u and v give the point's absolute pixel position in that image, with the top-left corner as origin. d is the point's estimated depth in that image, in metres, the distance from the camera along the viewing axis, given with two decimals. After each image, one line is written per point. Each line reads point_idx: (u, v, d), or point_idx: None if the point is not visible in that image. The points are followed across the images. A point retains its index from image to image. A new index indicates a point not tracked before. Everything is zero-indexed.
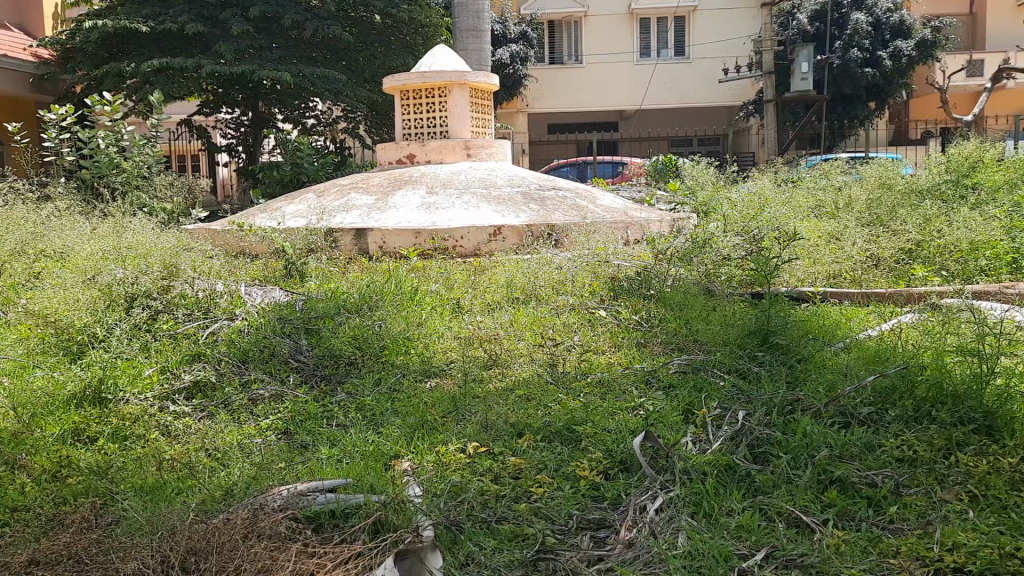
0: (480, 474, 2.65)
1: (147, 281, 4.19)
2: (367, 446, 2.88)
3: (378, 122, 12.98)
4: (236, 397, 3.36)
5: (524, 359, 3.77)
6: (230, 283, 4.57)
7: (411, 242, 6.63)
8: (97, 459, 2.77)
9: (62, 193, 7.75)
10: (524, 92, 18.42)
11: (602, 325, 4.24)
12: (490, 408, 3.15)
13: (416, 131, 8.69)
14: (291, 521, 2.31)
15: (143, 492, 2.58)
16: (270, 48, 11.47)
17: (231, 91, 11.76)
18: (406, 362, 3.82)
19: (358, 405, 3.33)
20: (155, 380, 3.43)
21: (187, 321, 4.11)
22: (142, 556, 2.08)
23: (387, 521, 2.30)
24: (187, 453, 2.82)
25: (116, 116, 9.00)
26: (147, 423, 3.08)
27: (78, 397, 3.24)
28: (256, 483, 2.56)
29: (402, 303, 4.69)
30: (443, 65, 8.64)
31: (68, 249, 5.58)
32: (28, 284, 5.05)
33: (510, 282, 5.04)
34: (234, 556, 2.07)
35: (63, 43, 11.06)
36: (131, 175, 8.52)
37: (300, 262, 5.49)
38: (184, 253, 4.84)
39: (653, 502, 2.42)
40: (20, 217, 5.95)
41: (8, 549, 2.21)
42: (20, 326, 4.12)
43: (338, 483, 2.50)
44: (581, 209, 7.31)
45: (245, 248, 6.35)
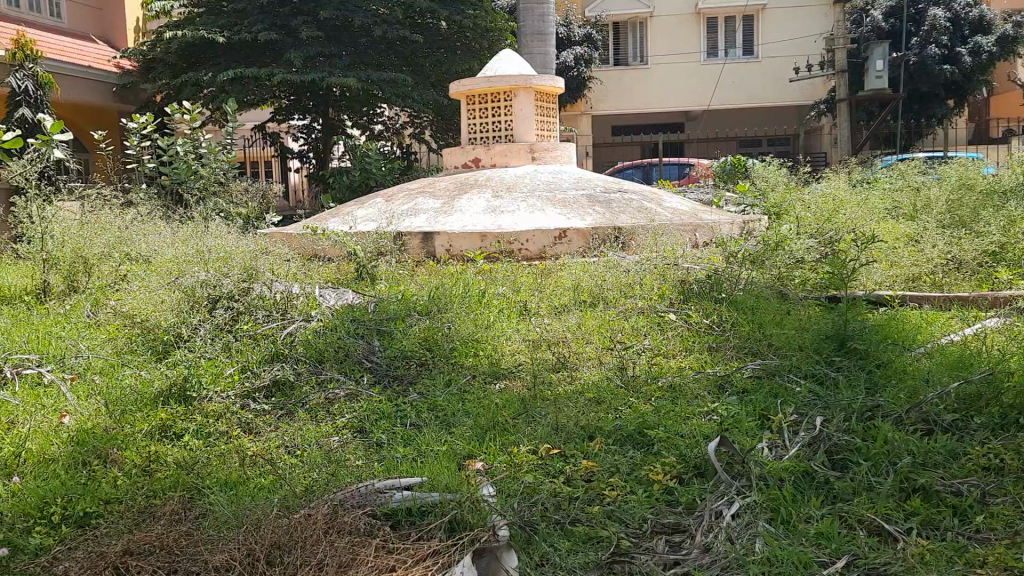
0: (552, 476, 2.66)
1: (229, 283, 4.33)
2: (440, 446, 2.93)
3: (443, 127, 13.12)
4: (313, 397, 3.45)
5: (592, 363, 3.78)
6: (305, 285, 4.71)
7: (477, 245, 6.69)
8: (184, 455, 2.88)
9: (144, 199, 8.09)
10: (588, 94, 18.40)
11: (672, 329, 4.22)
12: (561, 410, 3.16)
13: (481, 135, 8.77)
14: (370, 518, 2.35)
15: (226, 487, 2.69)
16: (340, 55, 11.74)
17: (303, 98, 12.08)
18: (475, 363, 3.86)
19: (430, 405, 3.39)
20: (236, 379, 3.55)
21: (266, 321, 4.24)
22: (229, 549, 2.14)
23: (462, 519, 2.34)
24: (269, 450, 2.92)
25: (194, 124, 9.36)
26: (229, 421, 3.18)
27: (164, 395, 3.37)
28: (335, 480, 2.63)
29: (471, 305, 4.75)
30: (509, 69, 8.70)
31: (152, 253, 5.84)
32: (117, 287, 5.33)
33: (577, 285, 5.05)
34: (317, 550, 2.13)
35: (145, 54, 11.57)
36: (208, 181, 8.84)
37: (370, 265, 5.62)
38: (261, 256, 5.00)
39: (729, 507, 2.41)
40: (108, 221, 6.26)
41: (103, 539, 2.29)
42: (110, 326, 4.35)
43: (413, 481, 2.55)
44: (647, 212, 7.26)
45: (318, 251, 6.50)
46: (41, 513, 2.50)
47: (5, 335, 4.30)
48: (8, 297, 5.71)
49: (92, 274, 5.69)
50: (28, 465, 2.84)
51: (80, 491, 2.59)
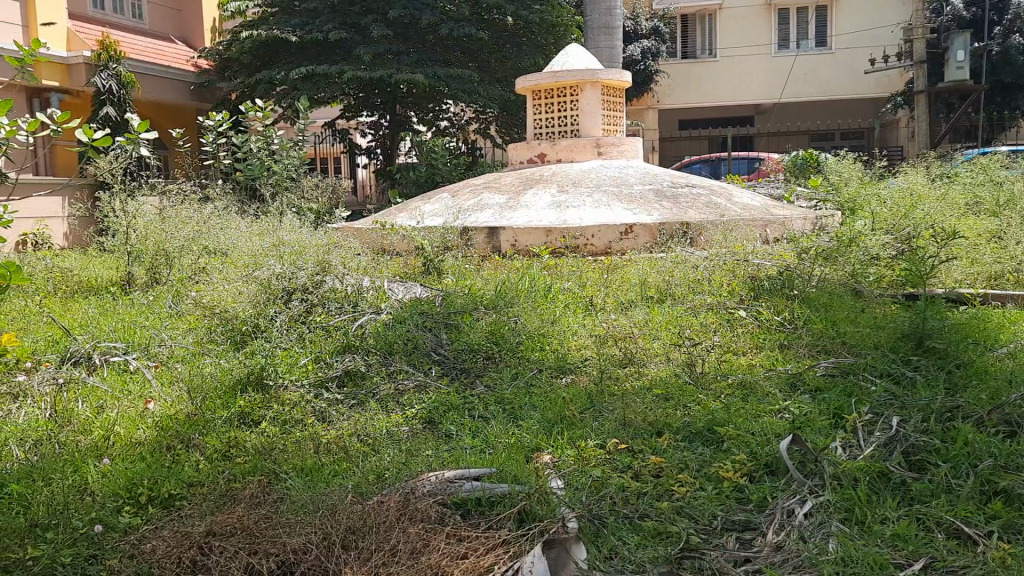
0: (620, 470, 2.67)
1: (304, 275, 4.48)
2: (508, 438, 2.96)
3: (509, 122, 13.17)
4: (383, 387, 3.53)
5: (660, 359, 3.76)
6: (375, 279, 4.80)
7: (543, 240, 6.70)
8: (261, 441, 2.98)
9: (220, 194, 8.35)
10: (654, 88, 18.22)
11: (742, 326, 4.16)
12: (629, 405, 3.16)
13: (547, 130, 8.79)
14: (441, 506, 2.40)
15: (302, 472, 2.77)
16: (407, 52, 11.89)
17: (371, 95, 12.28)
18: (542, 357, 3.88)
19: (496, 398, 3.42)
20: (310, 369, 3.66)
21: (338, 314, 4.35)
22: (306, 533, 2.21)
23: (531, 511, 2.37)
24: (342, 438, 3.00)
25: (267, 121, 9.62)
26: (304, 409, 3.29)
27: (243, 382, 3.50)
28: (406, 469, 2.69)
29: (537, 300, 4.77)
30: (576, 64, 8.69)
31: (229, 246, 6.06)
32: (198, 280, 5.54)
33: (644, 281, 5.03)
34: (390, 537, 2.18)
35: (221, 54, 11.93)
36: (281, 177, 9.08)
37: (437, 259, 5.70)
38: (333, 249, 5.11)
39: (801, 506, 2.38)
40: (187, 215, 6.49)
41: (188, 519, 2.38)
42: (191, 316, 4.53)
43: (482, 472, 2.59)
44: (716, 208, 7.17)
45: (387, 246, 6.62)
46: (129, 493, 2.61)
47: (94, 324, 4.50)
48: (95, 288, 5.97)
49: (173, 267, 5.94)
50: (117, 446, 2.96)
51: (165, 474, 2.70)
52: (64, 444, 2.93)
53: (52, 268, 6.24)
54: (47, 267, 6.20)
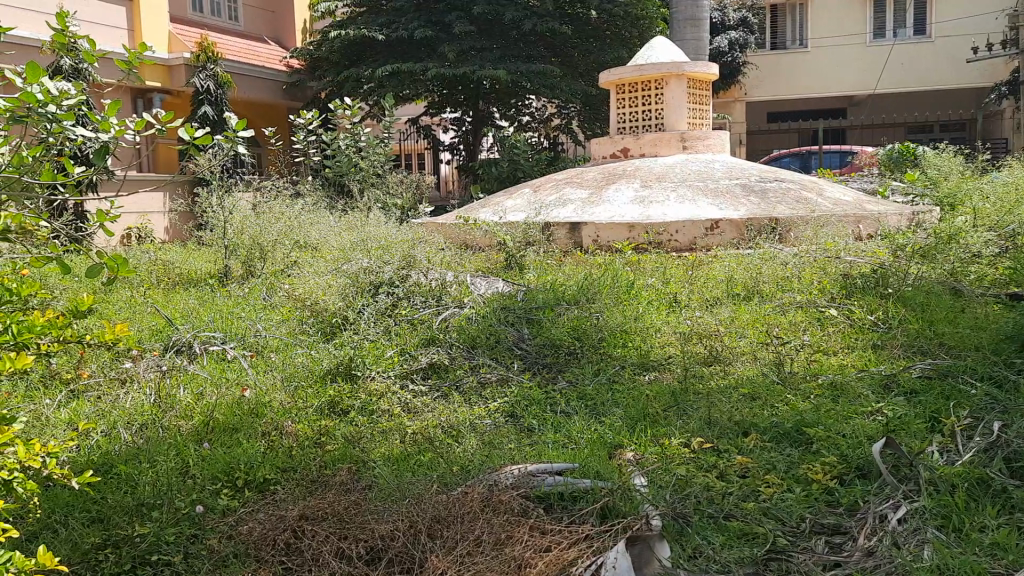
0: (705, 469, 2.64)
1: (390, 270, 4.61)
2: (590, 434, 2.96)
3: (592, 117, 13.12)
4: (467, 380, 3.58)
5: (747, 358, 3.69)
6: (458, 274, 4.86)
7: (626, 236, 6.67)
8: (350, 430, 3.07)
9: (310, 190, 8.61)
10: (742, 81, 17.80)
11: (833, 325, 4.05)
12: (713, 405, 3.13)
13: (631, 124, 8.72)
14: (523, 499, 2.42)
15: (389, 461, 2.84)
16: (491, 48, 11.98)
17: (455, 91, 12.42)
18: (625, 354, 3.87)
19: (578, 394, 3.43)
20: (395, 361, 3.76)
21: (423, 307, 4.44)
22: (393, 520, 2.27)
23: (614, 507, 2.37)
24: (427, 429, 3.07)
25: (355, 119, 9.86)
26: (389, 399, 3.37)
27: (332, 372, 3.62)
28: (489, 461, 2.73)
29: (620, 296, 4.75)
30: (661, 57, 8.58)
31: (319, 240, 6.26)
32: (290, 273, 5.75)
33: (731, 278, 4.94)
34: (475, 527, 2.21)
35: (311, 54, 12.28)
36: (368, 173, 9.31)
37: (519, 255, 5.74)
38: (419, 244, 5.21)
39: (894, 511, 2.31)
40: (279, 211, 6.72)
41: (282, 503, 2.47)
42: (284, 308, 4.71)
43: (565, 467, 2.60)
44: (806, 203, 6.98)
45: (470, 241, 6.70)
46: (227, 476, 2.73)
47: (194, 314, 4.72)
48: (195, 279, 6.24)
49: (267, 261, 6.18)
50: (215, 431, 3.10)
51: (259, 459, 2.82)
52: (168, 428, 3.08)
53: (156, 261, 6.56)
54: (151, 259, 6.51)
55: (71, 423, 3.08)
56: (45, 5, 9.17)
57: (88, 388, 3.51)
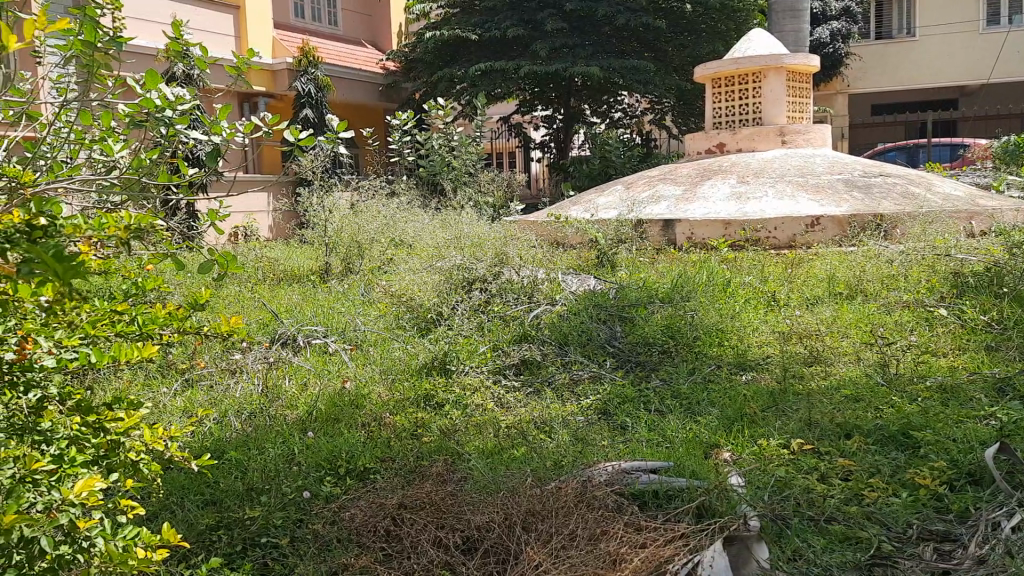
0: (805, 471, 2.58)
1: (484, 267, 4.69)
2: (686, 433, 2.93)
3: (686, 113, 12.99)
4: (559, 377, 3.60)
5: (850, 359, 3.58)
6: (549, 271, 4.87)
7: (721, 233, 6.55)
8: (446, 423, 3.14)
9: (405, 189, 8.80)
10: (844, 72, 17.18)
11: (943, 326, 3.88)
12: (814, 406, 3.05)
13: (727, 119, 8.55)
14: (618, 496, 2.42)
15: (484, 454, 2.89)
16: (583, 45, 11.96)
17: (547, 89, 12.46)
18: (720, 353, 3.81)
19: (673, 392, 3.40)
20: (489, 356, 3.82)
21: (515, 304, 4.47)
22: (489, 512, 2.30)
23: (710, 506, 2.35)
24: (520, 424, 3.11)
25: (449, 118, 10.03)
26: (483, 393, 3.42)
27: (428, 366, 3.73)
28: (583, 458, 2.75)
29: (716, 295, 4.67)
30: (759, 50, 8.38)
31: (415, 239, 6.41)
32: (387, 270, 5.91)
33: (832, 277, 4.79)
34: (569, 521, 2.22)
35: (406, 55, 12.54)
36: (460, 172, 9.46)
37: (611, 252, 5.72)
38: (512, 241, 5.27)
39: (1009, 519, 2.19)
40: (376, 210, 6.91)
41: (382, 492, 2.54)
42: (381, 304, 4.86)
43: (660, 465, 2.59)
44: (914, 198, 6.70)
45: (562, 238, 6.72)
46: (329, 465, 2.84)
47: (298, 309, 4.91)
48: (297, 276, 6.47)
49: (364, 258, 6.37)
50: (318, 420, 3.22)
51: (360, 449, 2.92)
52: (274, 417, 3.22)
53: (262, 257, 6.83)
54: (257, 256, 6.79)
55: (186, 410, 3.25)
56: (161, 15, 9.68)
57: (202, 377, 3.70)
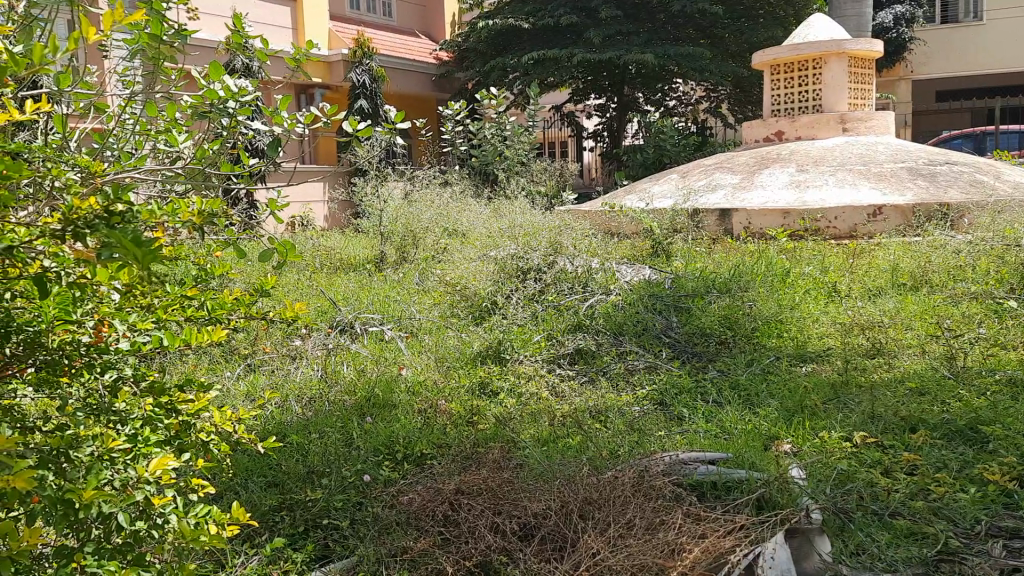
0: (868, 465, 2.54)
1: (538, 256, 4.70)
2: (745, 424, 2.90)
3: (742, 100, 12.88)
4: (614, 366, 3.59)
5: (914, 351, 3.50)
6: (603, 260, 4.84)
7: (780, 222, 6.44)
8: (501, 411, 3.16)
9: (458, 179, 8.85)
10: (907, 58, 16.67)
11: (1013, 318, 3.76)
12: (877, 399, 2.99)
13: (786, 106, 8.39)
14: (676, 486, 2.41)
15: (540, 442, 2.90)
16: (638, 32, 11.84)
17: (600, 77, 12.38)
18: (779, 345, 3.75)
19: (731, 383, 3.36)
20: (543, 345, 3.83)
21: (569, 293, 4.47)
22: (546, 499, 2.30)
23: (771, 498, 2.32)
24: (576, 413, 3.11)
25: (501, 108, 10.04)
26: (539, 382, 3.44)
27: (482, 355, 3.75)
28: (640, 447, 2.74)
29: (775, 285, 4.60)
30: (820, 35, 8.19)
31: (469, 228, 6.44)
32: (441, 259, 5.95)
33: (896, 267, 4.68)
34: (626, 510, 2.22)
35: (460, 45, 12.57)
36: (513, 161, 9.47)
37: (666, 242, 5.67)
38: (566, 231, 5.26)
39: None
40: (431, 200, 6.95)
41: (439, 477, 2.56)
42: (435, 293, 4.90)
43: (717, 456, 2.57)
44: (982, 186, 6.50)
45: (616, 227, 6.68)
46: (387, 450, 2.88)
47: (355, 297, 4.98)
48: (353, 264, 6.55)
49: (419, 247, 6.43)
50: (375, 406, 3.27)
51: (417, 435, 2.95)
52: (333, 402, 3.28)
53: (319, 246, 6.93)
54: (314, 245, 6.89)
55: (249, 394, 3.33)
56: (221, 8, 9.87)
57: (263, 363, 3.78)
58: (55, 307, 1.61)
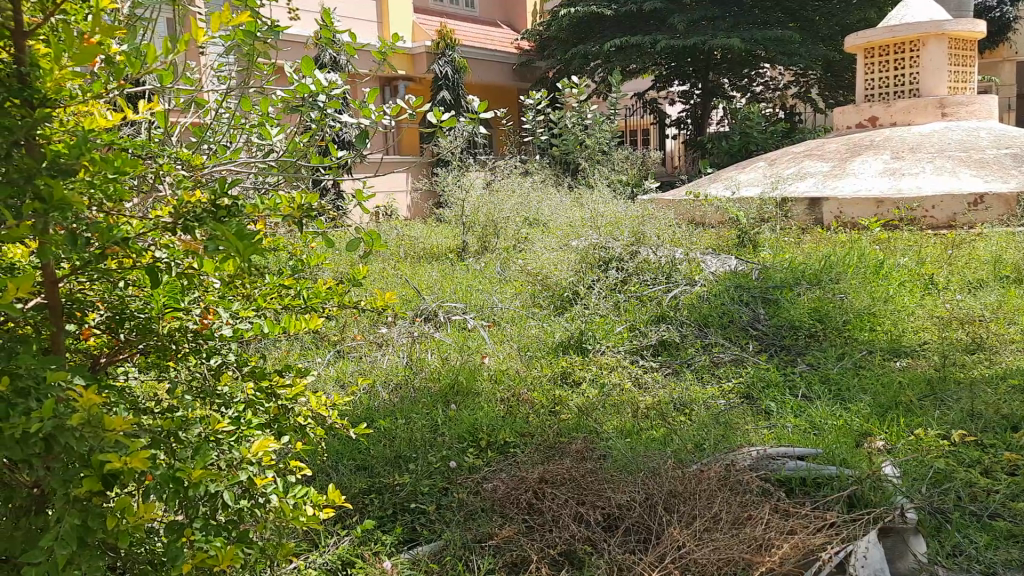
0: (966, 464, 2.45)
1: (620, 246, 4.68)
2: (835, 420, 2.83)
3: (833, 85, 12.47)
4: (699, 358, 3.55)
5: (1018, 347, 3.34)
6: (688, 251, 4.78)
7: (872, 212, 6.23)
8: (584, 401, 3.17)
9: (539, 168, 8.86)
10: (1012, 38, 15.80)
11: None
12: (977, 396, 2.87)
13: (880, 91, 8.09)
14: (763, 482, 2.37)
15: (623, 433, 2.90)
16: (723, 17, 11.60)
17: (684, 64, 12.17)
18: (872, 338, 3.64)
19: (821, 377, 3.29)
20: (626, 336, 3.82)
21: (653, 284, 4.43)
22: (631, 491, 2.30)
23: (863, 496, 2.26)
24: (659, 404, 3.09)
25: (583, 97, 10.00)
26: (621, 373, 3.43)
27: (564, 345, 3.77)
28: (726, 441, 2.71)
29: (867, 277, 4.45)
30: (917, 16, 7.87)
31: (550, 219, 6.45)
32: (522, 249, 5.99)
33: (999, 259, 4.48)
34: (713, 504, 2.21)
35: (541, 34, 12.56)
36: (594, 150, 9.42)
37: (753, 232, 5.55)
38: (649, 220, 5.22)
39: None
40: (512, 191, 6.99)
41: (522, 466, 2.59)
42: (517, 283, 4.93)
43: (807, 452, 2.53)
44: None
45: (700, 217, 6.57)
46: (471, 437, 2.93)
47: (438, 286, 5.05)
48: (436, 254, 6.65)
49: (501, 236, 6.48)
50: (459, 394, 3.33)
51: (501, 424, 2.99)
52: (418, 389, 3.35)
53: (403, 236, 7.06)
54: (399, 235, 7.02)
55: (339, 379, 3.43)
56: (309, 4, 10.13)
57: (352, 350, 3.89)
58: (165, 296, 1.71)
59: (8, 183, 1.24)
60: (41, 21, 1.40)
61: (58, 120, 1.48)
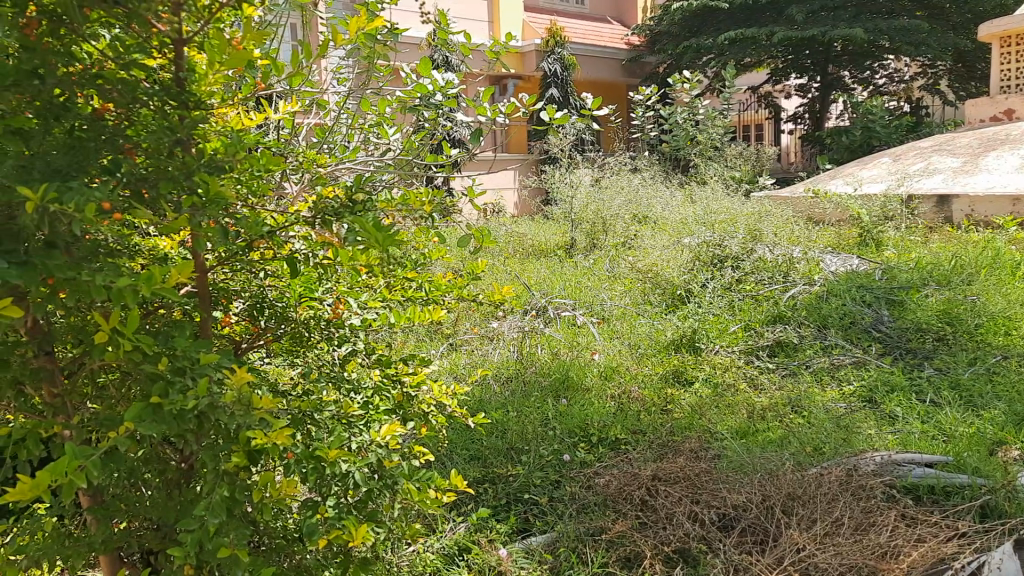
0: None
1: (736, 243, 4.59)
2: (967, 427, 2.70)
3: (965, 76, 11.88)
4: (817, 360, 3.44)
5: None
6: (806, 249, 4.64)
7: (1008, 211, 5.78)
8: (697, 400, 3.14)
9: (648, 165, 8.78)
10: None
11: None
12: None
13: (1017, 82, 7.62)
14: (888, 488, 2.29)
15: (739, 434, 2.85)
16: (845, 7, 11.16)
17: (801, 56, 11.77)
18: (1008, 343, 3.45)
19: (951, 383, 3.13)
20: (740, 336, 3.76)
21: (768, 283, 4.33)
22: (746, 492, 2.26)
23: (997, 506, 2.17)
24: (776, 406, 3.03)
25: (695, 92, 9.83)
26: (735, 373, 3.38)
27: (676, 343, 3.75)
28: (846, 446, 2.63)
29: (1003, 278, 4.22)
30: None
31: (661, 217, 6.40)
32: (630, 246, 5.95)
33: None
34: (834, 508, 2.15)
35: (652, 29, 12.42)
36: (706, 146, 9.25)
37: (876, 230, 5.34)
38: (765, 218, 5.13)
39: None
40: (622, 188, 6.96)
41: (634, 463, 2.59)
42: (626, 280, 4.91)
43: (936, 460, 2.42)
44: None
45: (819, 215, 6.36)
46: (582, 432, 2.94)
47: (548, 282, 5.10)
48: (545, 250, 6.70)
49: (610, 233, 6.46)
50: (570, 389, 3.35)
51: (613, 419, 3.00)
52: (530, 382, 3.40)
53: (512, 232, 7.14)
54: (509, 231, 7.11)
55: (453, 370, 3.52)
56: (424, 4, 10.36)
57: (464, 343, 3.97)
58: (301, 286, 1.85)
59: (170, 180, 1.32)
60: (197, 30, 1.50)
61: (210, 120, 1.57)
